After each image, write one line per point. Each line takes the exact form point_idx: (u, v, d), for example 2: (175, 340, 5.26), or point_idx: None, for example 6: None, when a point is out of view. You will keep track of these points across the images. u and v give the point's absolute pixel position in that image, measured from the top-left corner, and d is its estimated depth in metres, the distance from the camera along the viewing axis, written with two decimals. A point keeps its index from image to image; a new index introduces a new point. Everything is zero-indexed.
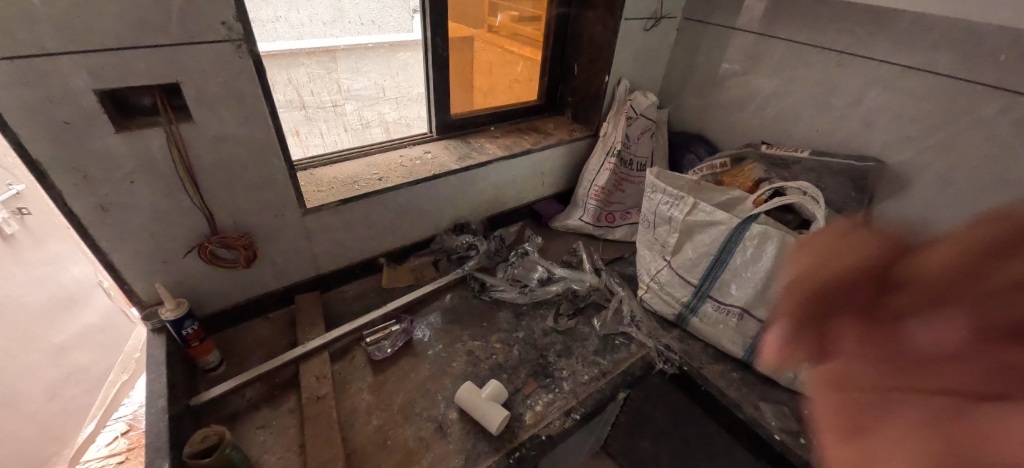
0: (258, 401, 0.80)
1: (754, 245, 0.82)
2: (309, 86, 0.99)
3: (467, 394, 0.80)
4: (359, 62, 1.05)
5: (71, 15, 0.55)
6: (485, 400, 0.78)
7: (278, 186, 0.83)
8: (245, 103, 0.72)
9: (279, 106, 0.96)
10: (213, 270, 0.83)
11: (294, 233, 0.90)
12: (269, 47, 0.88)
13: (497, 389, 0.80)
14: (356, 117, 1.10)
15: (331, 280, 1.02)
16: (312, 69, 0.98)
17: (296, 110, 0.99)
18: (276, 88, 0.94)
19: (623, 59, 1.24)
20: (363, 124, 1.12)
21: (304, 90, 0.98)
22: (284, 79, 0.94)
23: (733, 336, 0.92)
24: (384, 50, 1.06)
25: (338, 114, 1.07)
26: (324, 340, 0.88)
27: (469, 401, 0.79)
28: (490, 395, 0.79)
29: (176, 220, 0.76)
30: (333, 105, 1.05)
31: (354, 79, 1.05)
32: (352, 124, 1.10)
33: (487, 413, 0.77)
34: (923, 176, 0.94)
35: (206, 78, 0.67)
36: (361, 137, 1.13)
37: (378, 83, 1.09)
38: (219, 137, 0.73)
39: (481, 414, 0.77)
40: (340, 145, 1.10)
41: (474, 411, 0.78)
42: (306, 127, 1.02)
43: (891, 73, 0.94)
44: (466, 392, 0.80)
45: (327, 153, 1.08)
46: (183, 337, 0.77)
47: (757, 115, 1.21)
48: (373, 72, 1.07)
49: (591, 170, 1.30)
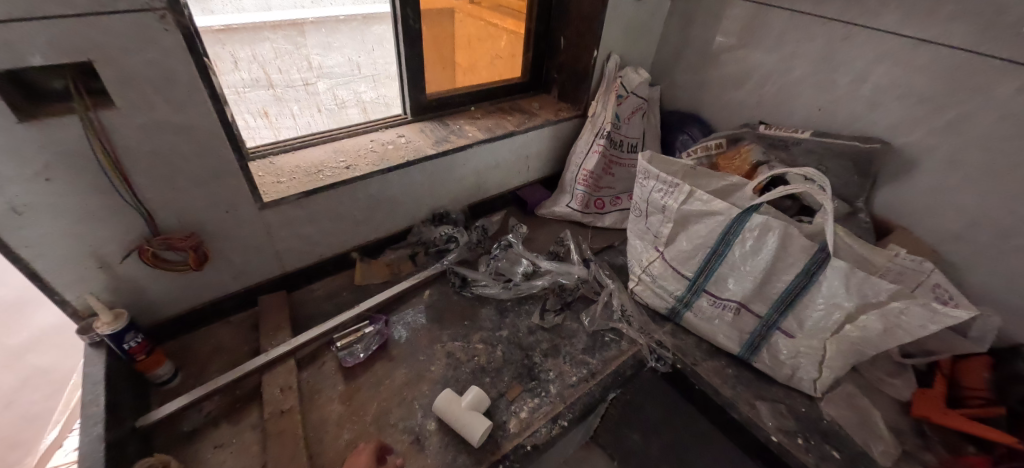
0: (217, 416, 0.73)
1: (754, 236, 0.75)
2: (276, 63, 0.88)
3: (447, 401, 0.74)
4: (330, 37, 0.94)
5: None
6: (466, 409, 0.73)
7: (228, 179, 0.74)
8: (178, 86, 0.62)
9: (243, 85, 0.85)
10: (160, 274, 0.75)
11: (252, 230, 0.81)
12: (227, 20, 0.78)
13: (480, 395, 0.74)
14: (330, 97, 1.00)
15: (299, 278, 0.94)
16: (279, 44, 0.87)
17: (263, 90, 0.88)
18: (238, 66, 0.83)
19: (613, 32, 1.14)
20: (338, 104, 1.02)
21: (270, 67, 0.88)
22: (247, 55, 0.83)
23: (729, 331, 0.87)
24: (358, 23, 0.95)
25: (309, 93, 0.96)
26: (289, 346, 0.81)
27: (449, 409, 0.73)
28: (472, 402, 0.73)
29: (109, 221, 0.66)
30: (303, 84, 0.94)
31: (326, 56, 0.95)
32: (327, 104, 1.00)
33: (468, 422, 0.71)
34: (929, 159, 0.88)
35: (126, 56, 0.57)
36: (335, 118, 1.03)
37: (352, 60, 0.98)
38: (152, 126, 0.63)
39: (460, 422, 0.71)
40: (314, 126, 1.00)
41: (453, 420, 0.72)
42: (276, 108, 0.92)
43: (901, 47, 0.86)
44: (446, 398, 0.74)
45: (299, 136, 0.98)
46: (126, 351, 0.69)
47: (755, 93, 1.13)
48: (346, 48, 0.96)
49: (579, 153, 1.22)
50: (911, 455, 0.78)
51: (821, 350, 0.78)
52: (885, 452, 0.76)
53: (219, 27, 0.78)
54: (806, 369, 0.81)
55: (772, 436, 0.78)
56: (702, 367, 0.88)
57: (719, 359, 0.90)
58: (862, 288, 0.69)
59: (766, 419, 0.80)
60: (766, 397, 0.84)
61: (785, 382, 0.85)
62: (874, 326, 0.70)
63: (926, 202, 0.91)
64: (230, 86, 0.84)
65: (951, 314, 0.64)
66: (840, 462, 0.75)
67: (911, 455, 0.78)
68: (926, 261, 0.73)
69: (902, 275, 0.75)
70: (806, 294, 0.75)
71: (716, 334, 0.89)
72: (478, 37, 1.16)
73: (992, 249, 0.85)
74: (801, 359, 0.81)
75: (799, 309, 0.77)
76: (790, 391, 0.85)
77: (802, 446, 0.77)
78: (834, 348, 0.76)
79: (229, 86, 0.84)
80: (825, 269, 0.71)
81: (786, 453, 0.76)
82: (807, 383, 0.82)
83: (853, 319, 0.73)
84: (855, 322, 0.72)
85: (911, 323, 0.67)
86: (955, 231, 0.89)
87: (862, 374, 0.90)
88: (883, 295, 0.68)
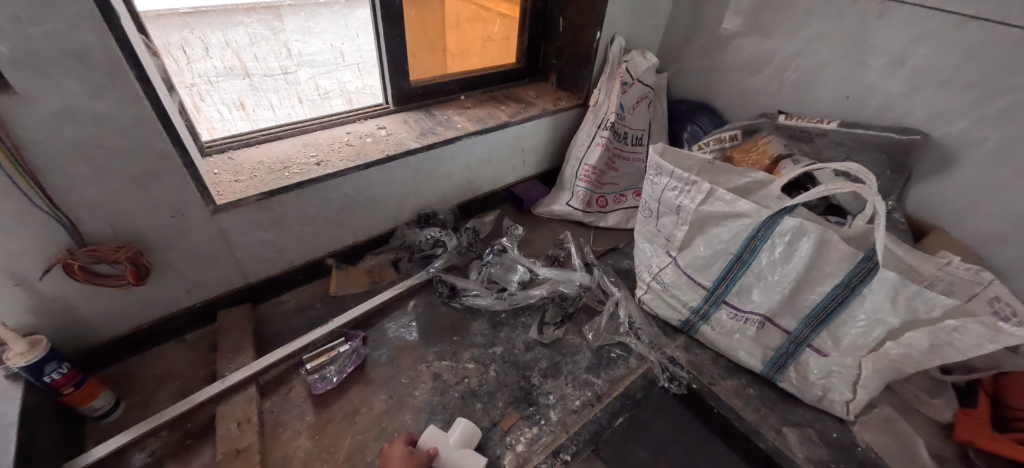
0: (162, 457, 0.63)
1: (784, 242, 0.65)
2: (252, 50, 0.77)
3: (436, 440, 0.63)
4: (309, 21, 0.83)
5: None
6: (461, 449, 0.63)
7: (170, 179, 0.63)
8: (95, 66, 0.51)
9: (216, 74, 0.75)
10: (93, 291, 0.64)
11: (204, 237, 0.70)
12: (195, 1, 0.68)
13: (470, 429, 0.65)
14: (312, 87, 0.89)
15: (265, 289, 0.83)
16: (254, 30, 0.77)
17: (238, 80, 0.78)
18: (211, 52, 0.73)
19: (617, 12, 1.03)
20: (321, 95, 0.91)
21: (245, 55, 0.77)
22: (219, 40, 0.73)
23: (751, 347, 0.78)
24: (340, 7, 0.85)
25: (290, 83, 0.85)
26: (249, 372, 0.70)
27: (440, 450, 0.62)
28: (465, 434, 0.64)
29: (20, 231, 0.55)
30: (283, 73, 0.83)
31: (307, 42, 0.84)
32: (308, 94, 0.89)
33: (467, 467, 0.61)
34: (975, 153, 0.78)
35: (19, 26, 0.46)
36: (319, 109, 0.92)
37: (335, 46, 0.87)
38: (64, 114, 0.52)
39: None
40: (295, 118, 0.89)
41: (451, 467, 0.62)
42: (253, 98, 0.82)
43: (947, 25, 0.76)
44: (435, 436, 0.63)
45: (277, 127, 0.87)
46: (47, 385, 0.58)
47: (774, 79, 1.02)
48: (328, 34, 0.85)
49: (580, 146, 1.11)
50: None
51: (857, 369, 0.68)
52: None
53: (186, 10, 0.67)
54: (839, 391, 0.72)
55: None
56: (720, 386, 0.79)
57: (739, 377, 0.81)
58: (911, 303, 0.59)
59: (794, 448, 0.71)
60: (794, 422, 0.75)
61: (813, 404, 0.76)
62: (921, 344, 0.60)
63: (968, 200, 0.82)
64: (200, 75, 0.73)
65: (1018, 334, 0.54)
66: None
67: None
68: (984, 270, 0.62)
69: (953, 287, 0.65)
70: (844, 309, 0.65)
71: (736, 350, 0.79)
72: (471, 20, 1.05)
73: None
74: (834, 380, 0.71)
75: (835, 326, 0.67)
76: (818, 414, 0.76)
77: None
78: (873, 369, 0.66)
79: (200, 75, 0.73)
80: (870, 281, 0.61)
81: None
82: (839, 406, 0.73)
83: (895, 336, 0.63)
84: (898, 340, 0.62)
85: (966, 342, 0.58)
86: (1001, 233, 0.79)
87: (897, 392, 0.81)
88: (937, 311, 0.58)
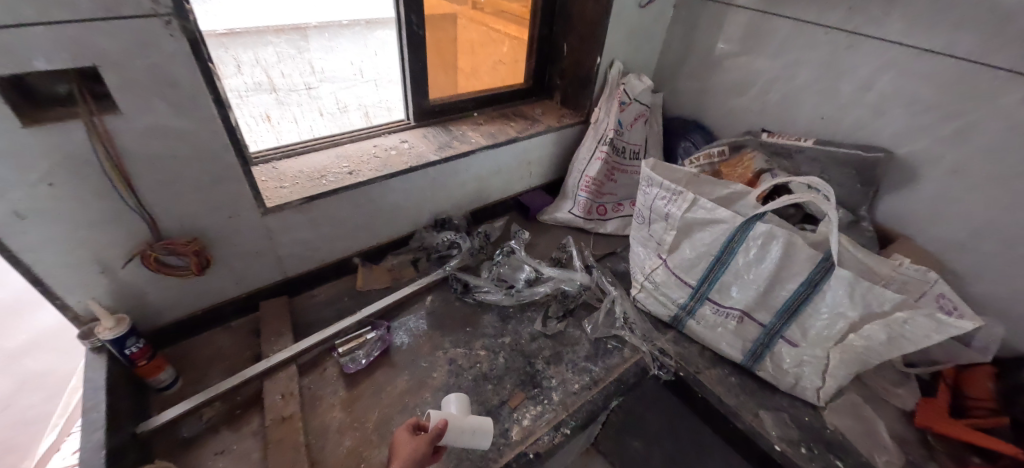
0: (217, 423, 0.73)
1: (757, 245, 0.75)
2: (278, 67, 0.88)
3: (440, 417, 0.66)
4: (332, 40, 0.94)
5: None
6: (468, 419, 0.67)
7: (229, 184, 0.74)
8: (182, 91, 0.62)
9: (244, 89, 0.85)
10: (161, 280, 0.75)
11: (253, 235, 0.81)
12: (230, 23, 0.78)
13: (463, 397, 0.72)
14: (332, 100, 1.00)
15: (300, 283, 0.94)
16: (281, 48, 0.88)
17: (265, 94, 0.88)
18: (240, 69, 0.83)
19: (616, 39, 1.14)
20: (341, 108, 1.02)
21: (273, 71, 0.88)
22: (250, 58, 0.83)
23: (732, 340, 0.87)
24: (359, 28, 0.96)
25: (311, 97, 0.96)
26: (290, 352, 0.80)
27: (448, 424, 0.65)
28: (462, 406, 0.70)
29: (111, 226, 0.66)
30: (306, 88, 0.94)
31: (327, 59, 0.95)
32: (329, 108, 1.00)
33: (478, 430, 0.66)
34: (934, 168, 0.87)
35: (130, 60, 0.57)
36: (338, 122, 1.03)
37: (355, 64, 0.99)
38: (154, 130, 0.63)
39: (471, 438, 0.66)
40: (316, 131, 1.00)
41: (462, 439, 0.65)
42: (277, 111, 0.92)
43: (905, 56, 0.85)
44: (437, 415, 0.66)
45: (303, 141, 0.98)
46: (127, 357, 0.69)
47: (758, 100, 1.13)
48: (348, 52, 0.97)
49: (581, 159, 1.22)
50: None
51: (825, 359, 0.77)
52: (889, 462, 0.76)
53: (223, 31, 0.78)
54: (810, 378, 0.81)
55: (775, 446, 0.78)
56: (705, 375, 0.88)
57: (722, 368, 0.90)
58: (865, 298, 0.69)
59: (769, 429, 0.80)
60: (770, 407, 0.84)
61: (788, 391, 0.85)
62: (878, 336, 0.70)
63: (929, 212, 0.90)
64: (233, 90, 0.84)
65: (957, 326, 0.63)
66: None
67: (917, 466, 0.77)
68: (931, 271, 0.72)
69: (907, 285, 0.74)
70: (810, 303, 0.75)
71: (719, 342, 0.89)
72: (479, 42, 1.16)
73: (996, 258, 0.84)
74: (805, 368, 0.80)
75: (803, 319, 0.77)
76: (793, 400, 0.85)
77: (805, 455, 0.77)
78: (837, 358, 0.75)
79: (232, 90, 0.84)
80: (829, 277, 0.71)
81: (790, 462, 0.76)
82: (810, 392, 0.82)
83: (856, 328, 0.72)
84: (859, 332, 0.71)
85: (915, 333, 0.66)
86: (961, 241, 0.87)
87: (866, 383, 0.89)
88: (888, 305, 0.68)
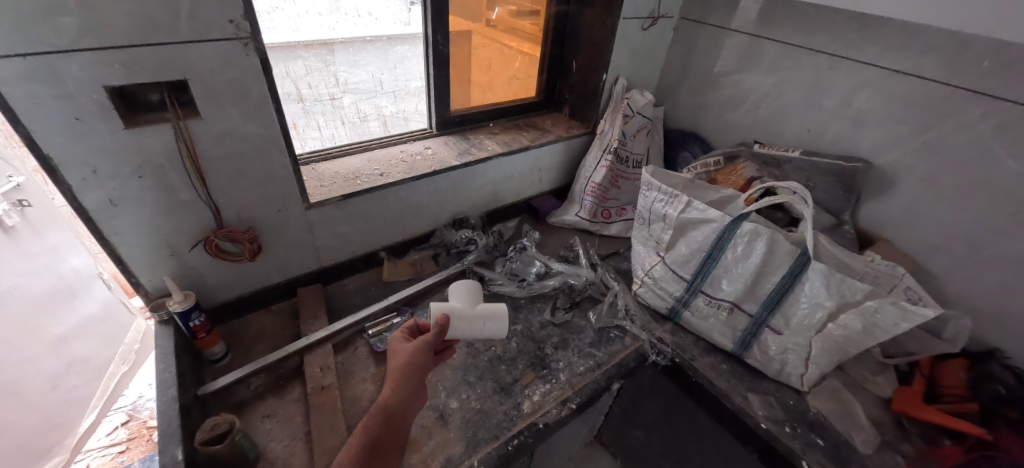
0: (264, 391, 0.83)
1: (745, 241, 0.85)
2: (306, 79, 0.98)
3: (445, 310, 0.76)
4: (357, 55, 1.04)
5: (69, 5, 0.56)
6: (478, 308, 0.78)
7: (281, 182, 0.85)
8: (251, 100, 0.74)
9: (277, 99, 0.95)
10: (218, 264, 0.85)
11: (297, 226, 0.92)
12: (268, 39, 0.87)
13: (472, 285, 0.81)
14: (353, 111, 1.10)
15: (333, 273, 1.04)
16: (310, 62, 0.97)
17: (293, 104, 0.98)
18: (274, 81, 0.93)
19: (620, 58, 1.25)
20: (361, 117, 1.12)
21: (301, 83, 0.97)
22: (282, 71, 0.93)
23: (724, 330, 0.96)
24: (382, 43, 1.05)
25: (335, 107, 1.06)
26: (327, 332, 0.90)
27: (453, 315, 0.75)
28: (470, 295, 0.80)
29: (182, 214, 0.77)
30: (330, 98, 1.04)
31: (351, 73, 1.05)
32: (350, 117, 1.10)
33: (485, 318, 0.77)
34: (908, 177, 0.95)
35: (212, 75, 0.68)
36: (358, 130, 1.13)
37: (376, 76, 1.08)
38: (225, 133, 0.74)
39: (482, 326, 0.76)
40: (338, 138, 1.10)
41: (474, 327, 0.76)
42: (304, 120, 1.02)
43: (879, 76, 0.95)
44: (443, 308, 0.76)
45: (326, 147, 1.08)
46: (190, 329, 0.79)
47: (750, 114, 1.22)
48: (371, 66, 1.07)
49: (588, 167, 1.32)
50: (892, 446, 0.85)
51: (807, 346, 0.86)
52: (865, 440, 0.84)
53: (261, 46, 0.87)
54: (794, 365, 0.89)
55: (761, 423, 0.86)
56: (699, 362, 0.96)
57: (714, 356, 0.98)
58: (840, 288, 0.78)
59: (756, 409, 0.88)
60: (757, 390, 0.92)
61: (775, 377, 0.93)
62: (854, 325, 0.78)
63: (905, 217, 0.98)
64: None
65: (921, 313, 0.71)
66: (824, 448, 0.82)
67: (891, 446, 0.85)
68: (899, 266, 0.80)
69: (879, 279, 0.83)
70: (791, 294, 0.84)
71: (711, 332, 0.98)
72: (492, 58, 1.26)
73: (965, 259, 0.91)
74: (789, 355, 0.89)
75: (786, 308, 0.86)
76: (779, 385, 0.93)
77: (790, 433, 0.85)
78: (818, 344, 0.84)
79: None
80: (807, 270, 0.80)
81: (774, 439, 0.84)
82: (795, 378, 0.90)
83: (834, 317, 0.80)
84: (837, 321, 0.80)
85: (886, 321, 0.74)
86: (935, 243, 0.95)
87: (847, 373, 0.97)
88: (859, 295, 0.77)
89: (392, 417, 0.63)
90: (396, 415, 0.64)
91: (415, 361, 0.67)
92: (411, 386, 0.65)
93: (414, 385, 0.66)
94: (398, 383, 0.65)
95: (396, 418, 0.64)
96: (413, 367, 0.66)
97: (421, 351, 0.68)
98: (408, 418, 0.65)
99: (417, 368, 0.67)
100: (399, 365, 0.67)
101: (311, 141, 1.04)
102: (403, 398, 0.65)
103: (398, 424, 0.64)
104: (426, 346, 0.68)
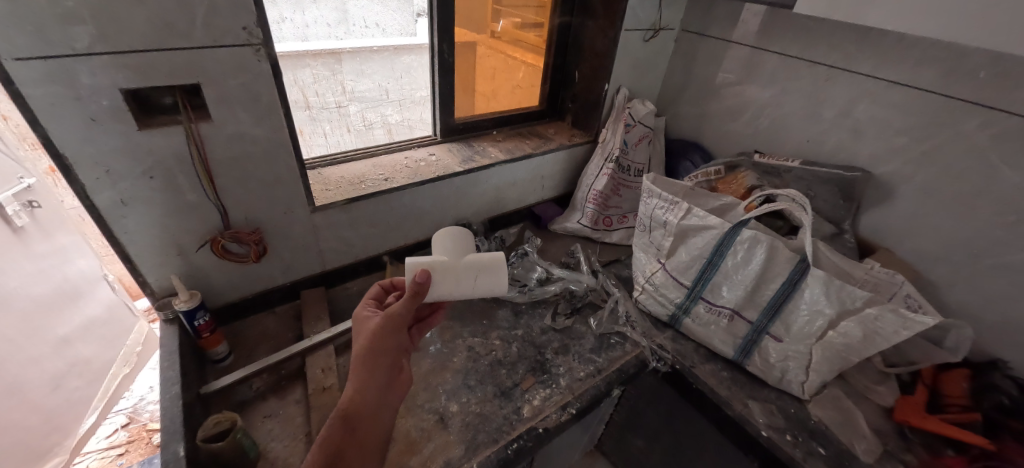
0: (265, 392, 0.83)
1: (744, 249, 0.85)
2: (314, 87, 1.00)
3: (429, 267, 0.74)
4: (364, 64, 1.06)
5: (91, 11, 0.58)
6: (467, 260, 0.76)
7: (288, 185, 0.86)
8: (261, 104, 0.75)
9: None
10: (224, 265, 0.87)
11: (302, 229, 0.93)
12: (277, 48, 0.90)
13: (459, 234, 0.78)
14: (359, 118, 1.12)
15: (336, 276, 1.05)
16: (318, 70, 0.99)
17: (301, 111, 1.00)
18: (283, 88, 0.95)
19: (622, 68, 1.28)
20: (366, 125, 1.14)
21: (309, 91, 1.00)
22: (290, 80, 0.95)
23: (724, 336, 0.96)
24: (389, 53, 1.07)
25: (341, 114, 1.08)
26: (328, 334, 0.91)
27: (435, 270, 0.74)
28: (454, 246, 0.77)
29: (191, 215, 0.78)
30: (337, 106, 1.06)
31: (358, 81, 1.07)
32: (356, 125, 1.12)
33: (477, 273, 0.75)
34: (907, 186, 0.96)
35: (226, 80, 0.70)
36: (363, 138, 1.15)
37: (382, 85, 1.10)
38: (235, 136, 0.76)
39: (475, 281, 0.75)
40: (343, 144, 1.12)
41: (465, 283, 0.75)
42: (310, 127, 1.04)
43: (878, 88, 0.96)
44: (423, 264, 0.74)
45: (332, 153, 1.10)
46: (194, 328, 0.81)
47: (751, 124, 1.24)
48: (377, 75, 1.09)
49: (590, 174, 1.34)
50: (894, 455, 0.84)
51: (808, 354, 0.86)
52: (867, 450, 0.83)
53: None
54: (795, 372, 0.89)
55: (762, 431, 0.85)
56: (699, 369, 0.96)
57: (715, 363, 0.98)
58: (840, 296, 0.78)
59: (757, 417, 0.87)
60: (758, 398, 0.92)
61: (776, 385, 0.93)
62: (855, 332, 0.78)
63: (905, 227, 0.99)
64: None
65: (922, 321, 0.71)
66: (825, 457, 0.82)
67: (893, 455, 0.84)
68: (897, 274, 0.82)
69: (878, 286, 0.83)
70: (791, 300, 0.84)
71: (712, 339, 0.98)
72: (497, 68, 1.28)
73: (967, 269, 0.92)
74: (790, 362, 0.89)
75: (786, 316, 0.86)
76: (780, 393, 0.93)
77: (790, 441, 0.84)
78: (819, 352, 0.84)
79: None
80: (806, 276, 0.81)
81: (775, 447, 0.83)
82: (796, 386, 0.90)
83: (834, 325, 0.81)
84: (837, 329, 0.80)
85: (886, 328, 0.75)
86: (935, 253, 0.95)
87: (848, 381, 0.97)
88: (859, 302, 0.77)
89: (357, 414, 0.62)
90: (362, 409, 0.63)
91: (376, 345, 0.68)
92: (377, 375, 0.66)
93: (381, 372, 0.67)
94: (363, 373, 0.65)
95: (362, 414, 0.63)
96: (375, 351, 0.68)
97: (386, 333, 0.69)
98: (375, 415, 0.64)
99: (381, 352, 0.68)
100: (360, 352, 0.67)
101: (317, 147, 1.06)
102: (368, 389, 0.65)
103: (368, 418, 0.63)
104: (386, 327, 0.69)
